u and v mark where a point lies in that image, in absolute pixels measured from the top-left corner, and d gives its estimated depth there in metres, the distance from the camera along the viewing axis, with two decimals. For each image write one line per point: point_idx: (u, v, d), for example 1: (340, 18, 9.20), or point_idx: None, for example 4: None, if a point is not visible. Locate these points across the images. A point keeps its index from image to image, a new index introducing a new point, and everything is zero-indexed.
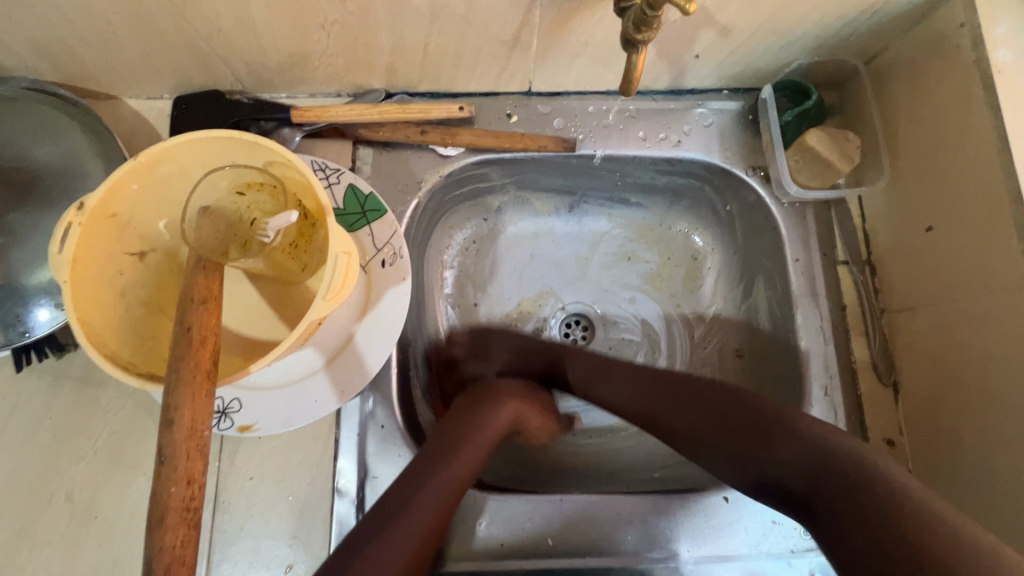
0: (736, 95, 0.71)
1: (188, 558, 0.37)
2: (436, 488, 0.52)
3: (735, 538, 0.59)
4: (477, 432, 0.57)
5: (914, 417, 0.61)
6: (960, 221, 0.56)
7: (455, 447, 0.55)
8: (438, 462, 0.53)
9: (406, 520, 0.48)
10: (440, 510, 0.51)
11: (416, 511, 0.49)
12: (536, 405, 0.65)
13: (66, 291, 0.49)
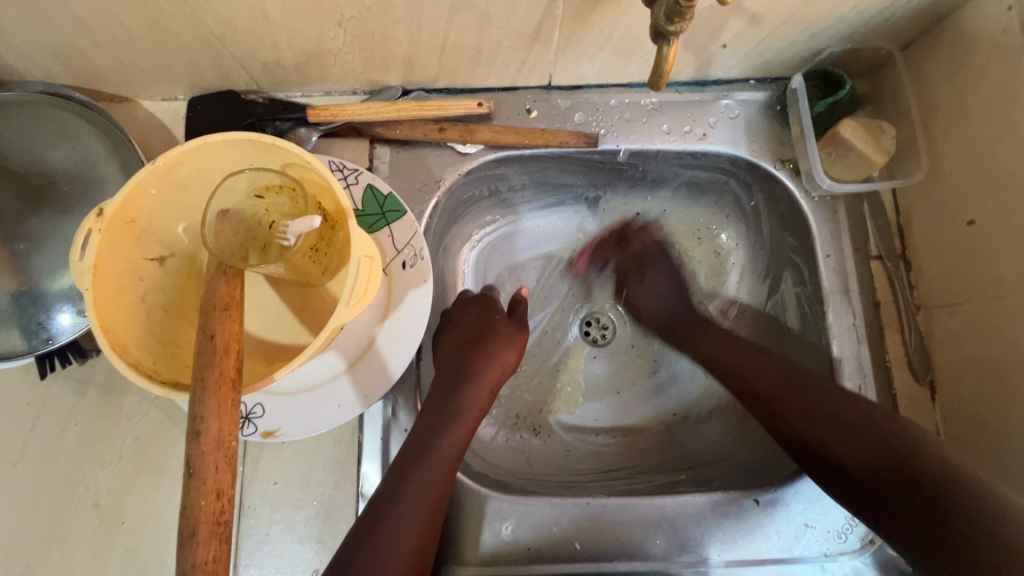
0: (763, 86, 0.69)
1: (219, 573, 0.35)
2: (421, 483, 0.51)
3: (766, 540, 0.58)
4: (446, 433, 0.55)
5: (952, 417, 0.59)
6: (1005, 215, 0.54)
7: (430, 443, 0.53)
8: (409, 478, 0.51)
9: (382, 549, 0.47)
10: (427, 505, 0.51)
11: (395, 537, 0.48)
12: (503, 362, 0.63)
13: (88, 298, 0.49)
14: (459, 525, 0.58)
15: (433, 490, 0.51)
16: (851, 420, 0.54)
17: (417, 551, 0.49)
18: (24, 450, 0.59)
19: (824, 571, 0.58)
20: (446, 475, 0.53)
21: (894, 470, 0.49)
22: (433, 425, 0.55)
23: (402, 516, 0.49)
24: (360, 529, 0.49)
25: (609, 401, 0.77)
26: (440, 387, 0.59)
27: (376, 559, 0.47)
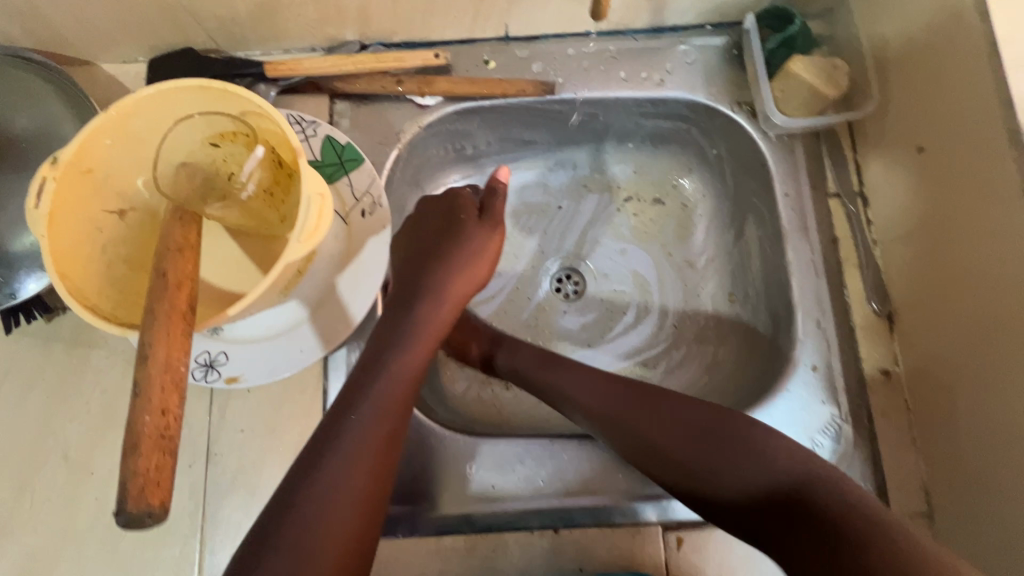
0: (720, 30, 0.69)
1: (163, 481, 0.35)
2: (388, 383, 0.51)
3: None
4: (414, 332, 0.56)
5: (910, 346, 0.60)
6: (949, 138, 0.54)
7: (395, 349, 0.54)
8: (380, 366, 0.52)
9: (350, 443, 0.46)
10: (395, 403, 0.50)
11: (369, 417, 0.48)
12: (472, 266, 0.63)
13: (44, 245, 0.49)
14: (426, 466, 0.59)
15: (403, 375, 0.52)
16: (750, 476, 0.48)
17: (392, 429, 0.49)
18: None
19: None
20: (417, 363, 0.54)
21: (825, 530, 0.44)
22: (402, 322, 0.57)
23: (375, 398, 0.50)
24: (334, 413, 0.49)
25: (578, 352, 0.76)
26: (407, 292, 0.60)
27: (345, 453, 0.46)
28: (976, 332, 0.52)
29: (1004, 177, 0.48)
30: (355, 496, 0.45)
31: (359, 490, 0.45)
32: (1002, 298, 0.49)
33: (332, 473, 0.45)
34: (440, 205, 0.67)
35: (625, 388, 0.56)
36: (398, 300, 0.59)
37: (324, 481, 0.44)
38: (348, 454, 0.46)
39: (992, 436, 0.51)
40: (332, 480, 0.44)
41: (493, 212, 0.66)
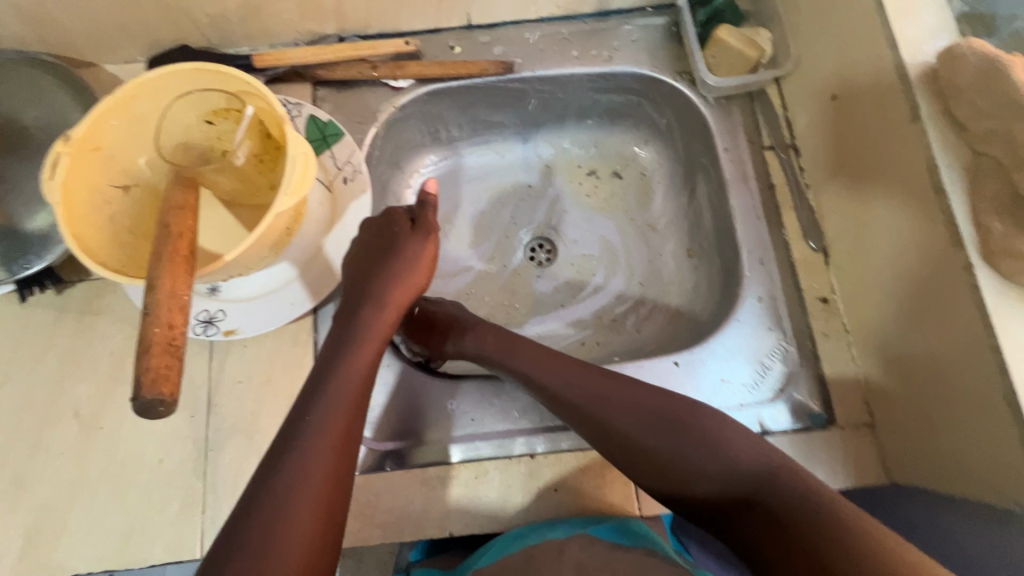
0: (660, 12, 0.77)
1: (171, 375, 0.42)
2: (325, 409, 0.49)
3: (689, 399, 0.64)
4: (354, 348, 0.55)
5: (843, 274, 0.66)
6: (854, 84, 0.61)
7: (332, 371, 0.52)
8: (316, 399, 0.50)
9: (292, 471, 0.45)
10: (336, 425, 0.49)
11: (303, 459, 0.46)
12: (408, 280, 0.61)
13: (60, 210, 0.55)
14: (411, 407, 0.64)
15: (338, 408, 0.50)
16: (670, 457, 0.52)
17: (333, 466, 0.47)
18: (11, 371, 0.65)
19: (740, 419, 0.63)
20: (356, 390, 0.52)
21: (761, 501, 0.48)
22: (337, 350, 0.55)
23: (310, 437, 0.47)
24: (268, 458, 0.46)
25: (552, 312, 0.82)
26: (348, 310, 0.59)
27: (288, 482, 0.44)
28: (891, 247, 0.58)
29: (897, 109, 0.55)
30: (299, 541, 0.43)
31: (304, 536, 0.43)
32: (904, 214, 0.56)
33: (270, 521, 0.42)
34: (372, 225, 0.64)
35: (550, 368, 0.59)
36: (335, 329, 0.57)
37: (263, 531, 0.42)
38: (287, 501, 0.44)
39: (913, 339, 0.56)
40: (271, 530, 0.42)
41: (425, 224, 0.63)
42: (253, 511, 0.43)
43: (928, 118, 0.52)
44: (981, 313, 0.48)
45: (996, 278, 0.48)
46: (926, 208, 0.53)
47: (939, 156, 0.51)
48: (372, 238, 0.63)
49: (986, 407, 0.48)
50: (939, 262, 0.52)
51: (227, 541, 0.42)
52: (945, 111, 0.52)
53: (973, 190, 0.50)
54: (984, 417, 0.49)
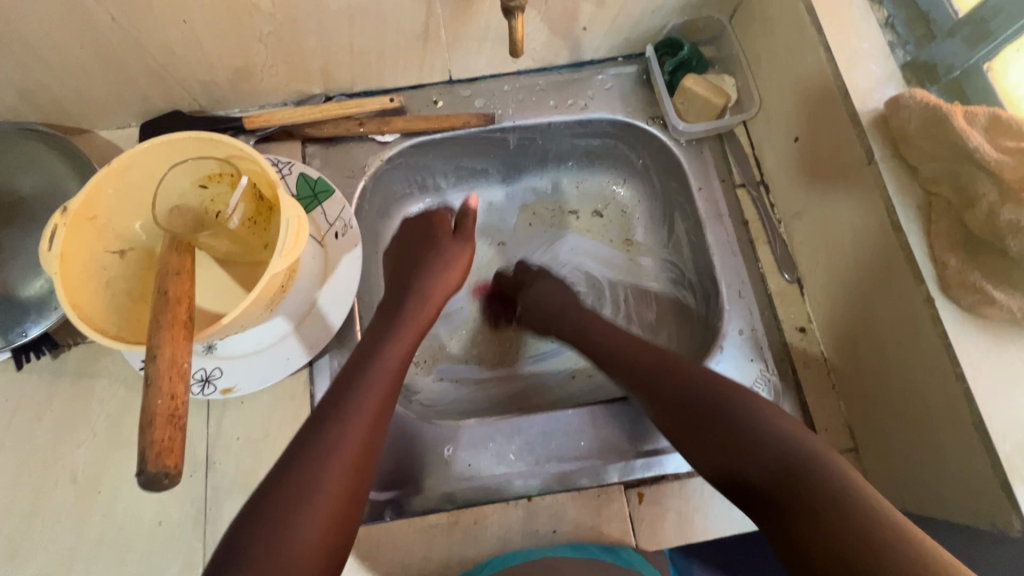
0: (630, 61, 0.82)
1: (175, 448, 0.44)
2: (375, 375, 0.56)
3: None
4: (396, 331, 0.62)
5: (818, 305, 0.69)
6: (815, 127, 0.65)
7: (379, 347, 0.59)
8: (359, 373, 0.56)
9: (342, 423, 0.51)
10: (381, 391, 0.55)
11: (346, 418, 0.51)
12: (449, 275, 0.70)
13: (58, 281, 0.56)
14: (407, 454, 0.65)
15: (381, 377, 0.56)
16: (761, 451, 0.50)
17: (370, 431, 0.51)
18: (7, 440, 0.65)
19: None
20: (399, 368, 0.59)
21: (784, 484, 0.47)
22: (384, 332, 0.62)
23: (354, 400, 0.53)
24: (314, 417, 0.52)
25: (544, 349, 0.84)
26: (395, 299, 0.67)
27: (337, 428, 0.50)
28: (859, 279, 0.61)
29: (855, 152, 0.59)
30: (338, 480, 0.47)
31: (336, 491, 0.47)
32: (869, 249, 0.59)
33: (309, 471, 0.47)
34: (424, 230, 0.75)
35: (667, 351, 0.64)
36: (380, 321, 0.64)
37: (301, 477, 0.47)
38: (327, 456, 0.48)
39: (884, 367, 0.59)
40: (308, 481, 0.47)
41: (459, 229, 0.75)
42: (294, 459, 0.48)
43: (882, 160, 0.56)
44: (945, 343, 0.51)
45: (956, 310, 0.51)
46: (888, 244, 0.56)
47: (895, 195, 0.55)
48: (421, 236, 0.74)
49: (959, 432, 0.51)
50: (905, 295, 0.55)
51: (269, 484, 0.47)
52: (897, 154, 0.56)
53: (928, 227, 0.54)
54: (955, 442, 0.51)
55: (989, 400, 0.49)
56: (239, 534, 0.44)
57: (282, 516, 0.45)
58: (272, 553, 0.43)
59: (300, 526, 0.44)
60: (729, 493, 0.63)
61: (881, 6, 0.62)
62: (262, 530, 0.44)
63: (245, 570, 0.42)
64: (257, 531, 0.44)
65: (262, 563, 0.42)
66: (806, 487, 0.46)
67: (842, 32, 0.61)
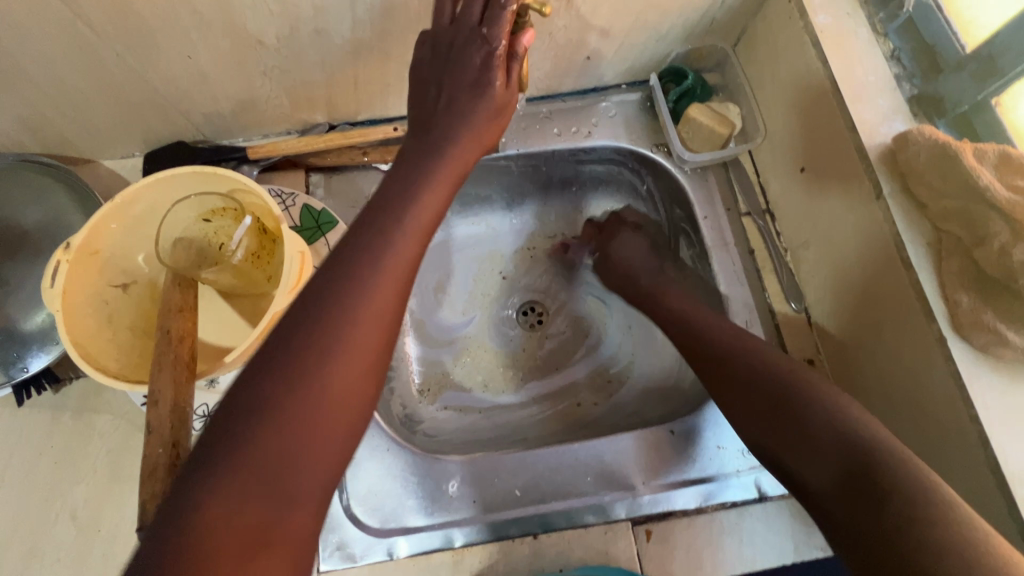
0: (634, 88, 0.82)
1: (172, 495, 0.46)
2: (390, 256, 0.45)
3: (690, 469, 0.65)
4: (411, 205, 0.49)
5: (825, 336, 0.68)
6: (822, 157, 0.64)
7: (391, 225, 0.47)
8: (374, 230, 0.47)
9: (352, 312, 0.42)
10: (398, 272, 0.45)
11: (360, 289, 0.43)
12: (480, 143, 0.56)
13: (59, 318, 0.56)
14: (411, 489, 0.64)
15: (400, 244, 0.46)
16: (835, 457, 0.49)
17: (385, 305, 0.44)
18: (7, 476, 0.64)
19: (738, 487, 0.64)
20: (424, 242, 0.49)
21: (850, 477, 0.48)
22: (404, 194, 0.50)
23: (369, 265, 0.44)
24: (323, 274, 0.44)
25: (548, 377, 0.83)
26: (415, 161, 0.54)
27: (351, 319, 0.42)
28: (868, 314, 0.60)
29: (862, 185, 0.59)
30: (344, 377, 0.41)
31: (346, 376, 0.41)
32: (878, 285, 0.58)
33: (313, 346, 0.41)
34: (449, 68, 0.57)
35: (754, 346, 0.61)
36: (400, 167, 0.54)
37: (305, 351, 0.40)
38: (335, 334, 0.41)
39: (895, 404, 0.58)
40: (313, 357, 0.40)
41: (486, 80, 0.56)
42: (298, 329, 0.41)
43: (891, 196, 0.56)
44: (958, 384, 0.50)
45: (968, 350, 0.50)
46: (897, 280, 0.55)
47: (904, 231, 0.54)
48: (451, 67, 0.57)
49: (973, 475, 0.50)
50: (914, 333, 0.54)
51: (265, 353, 0.41)
52: (905, 189, 0.56)
53: (938, 264, 0.53)
54: (970, 486, 0.50)
55: (1004, 443, 0.48)
56: (229, 410, 0.38)
57: (283, 394, 0.39)
58: (267, 435, 0.37)
59: (301, 407, 0.39)
60: (737, 530, 0.62)
61: (887, 38, 0.62)
62: (258, 405, 0.38)
63: (228, 461, 0.36)
64: (248, 405, 0.38)
65: (254, 445, 0.37)
66: (878, 488, 0.46)
67: (848, 65, 0.61)
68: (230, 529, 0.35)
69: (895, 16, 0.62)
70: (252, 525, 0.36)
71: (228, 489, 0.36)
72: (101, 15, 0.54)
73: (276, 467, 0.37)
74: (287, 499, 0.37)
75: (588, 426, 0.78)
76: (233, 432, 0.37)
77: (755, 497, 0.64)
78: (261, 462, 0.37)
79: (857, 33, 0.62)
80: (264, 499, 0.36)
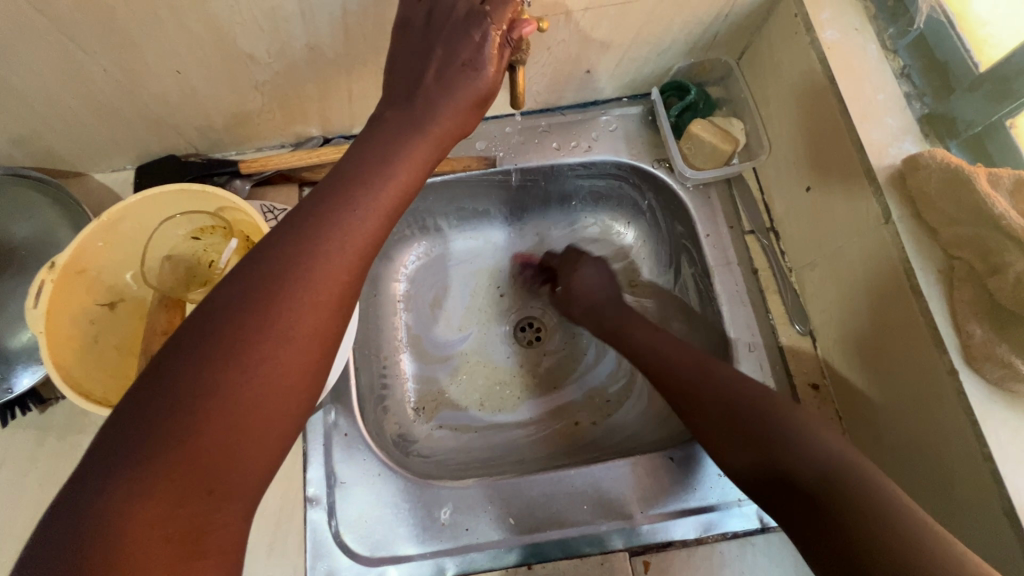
0: (635, 101, 0.80)
1: None
2: (345, 237, 0.42)
3: (691, 497, 0.63)
4: (375, 184, 0.45)
5: (831, 361, 0.66)
6: (827, 177, 0.62)
7: (351, 203, 0.43)
8: (330, 207, 0.43)
9: (298, 294, 0.39)
10: (353, 256, 0.42)
11: (308, 271, 0.39)
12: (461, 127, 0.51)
13: (42, 341, 0.54)
14: (403, 516, 0.62)
15: (357, 226, 0.43)
16: (797, 462, 0.50)
17: (336, 291, 0.40)
18: None
19: (740, 517, 0.62)
20: (385, 226, 0.45)
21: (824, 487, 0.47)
22: (366, 168, 0.46)
23: (321, 248, 0.41)
24: (266, 251, 0.40)
25: (546, 395, 0.82)
26: (386, 133, 0.49)
27: (298, 301, 0.39)
28: (877, 343, 0.58)
29: (870, 208, 0.57)
30: (283, 363, 0.37)
31: (288, 366, 0.38)
32: (886, 311, 0.56)
33: (253, 329, 0.37)
34: (435, 38, 0.51)
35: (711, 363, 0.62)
36: (364, 138, 0.49)
37: (240, 339, 0.36)
38: (277, 317, 0.38)
39: (902, 436, 0.56)
40: (251, 342, 0.37)
41: (476, 60, 0.50)
42: (233, 310, 0.37)
43: (900, 221, 0.54)
44: (970, 419, 0.48)
45: (981, 384, 0.48)
46: (907, 309, 0.53)
47: (914, 258, 0.52)
48: (440, 41, 0.51)
49: (985, 514, 0.47)
50: (924, 364, 0.52)
51: (194, 332, 0.37)
52: (915, 213, 0.54)
53: (951, 292, 0.51)
54: (982, 526, 0.48)
55: (1019, 483, 0.45)
56: (150, 395, 0.34)
57: (213, 383, 0.35)
58: (193, 426, 0.34)
59: (233, 399, 0.35)
60: (739, 563, 0.60)
61: (896, 55, 0.60)
62: (184, 391, 0.34)
63: (142, 442, 0.33)
64: (172, 391, 0.34)
65: (179, 437, 0.34)
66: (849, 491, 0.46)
67: (856, 83, 0.59)
68: (148, 529, 0.32)
69: (904, 32, 0.60)
70: (175, 521, 0.33)
71: (145, 481, 0.32)
72: (88, 32, 0.53)
73: (204, 460, 0.34)
74: (216, 492, 0.35)
75: (587, 447, 0.76)
76: (155, 420, 0.34)
77: (757, 528, 0.62)
78: (186, 454, 0.33)
79: (866, 49, 0.60)
80: (189, 493, 0.34)
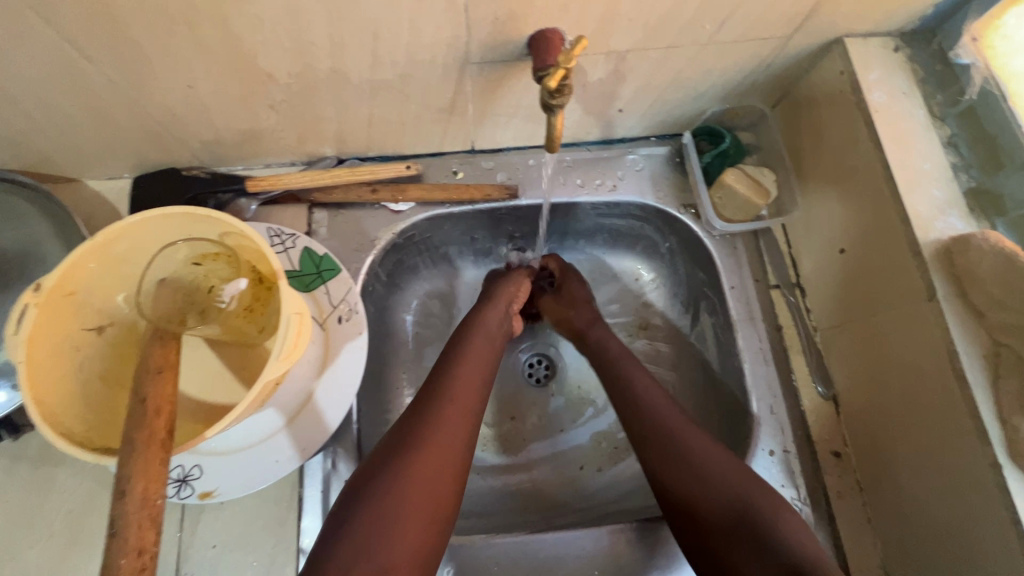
0: (663, 141, 0.77)
1: (148, 565, 0.41)
2: (467, 369, 0.60)
3: (684, 566, 0.60)
4: (476, 336, 0.64)
5: (854, 430, 0.63)
6: (864, 243, 0.61)
7: (465, 350, 0.62)
8: (466, 346, 0.63)
9: (435, 411, 0.55)
10: (472, 383, 0.59)
11: (462, 383, 0.59)
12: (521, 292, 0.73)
13: (21, 374, 0.49)
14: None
15: (488, 370, 0.62)
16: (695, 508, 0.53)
17: (471, 405, 0.57)
18: None
19: None
20: (488, 359, 0.63)
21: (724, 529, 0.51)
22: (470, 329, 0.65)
23: (465, 373, 0.60)
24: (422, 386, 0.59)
25: (552, 438, 0.78)
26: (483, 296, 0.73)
27: (436, 419, 0.54)
28: (913, 423, 0.55)
29: (911, 282, 0.55)
30: (428, 469, 0.51)
31: (444, 459, 0.52)
32: (922, 395, 0.54)
33: (410, 443, 0.52)
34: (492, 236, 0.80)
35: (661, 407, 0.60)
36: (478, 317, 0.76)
37: (401, 449, 0.52)
38: (438, 417, 0.55)
39: (932, 522, 0.54)
40: (416, 451, 0.52)
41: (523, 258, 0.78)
42: (401, 428, 0.54)
43: (945, 299, 0.52)
44: (1012, 519, 0.46)
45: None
46: (945, 393, 0.51)
47: (959, 341, 0.51)
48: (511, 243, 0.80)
49: None
50: (961, 453, 0.50)
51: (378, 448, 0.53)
52: (961, 294, 0.52)
53: (996, 381, 0.49)
54: None
55: None
56: (349, 501, 0.49)
57: (382, 484, 0.49)
58: (380, 516, 0.47)
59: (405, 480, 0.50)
60: None
61: (944, 123, 0.59)
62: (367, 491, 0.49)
63: (339, 543, 0.46)
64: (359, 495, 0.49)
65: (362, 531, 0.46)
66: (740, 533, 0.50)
67: (899, 151, 0.57)
68: None
69: (954, 101, 0.59)
70: None
71: (353, 550, 0.46)
72: (94, 40, 0.49)
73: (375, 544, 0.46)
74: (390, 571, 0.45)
75: (593, 500, 0.73)
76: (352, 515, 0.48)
77: None
78: (384, 512, 0.48)
79: (912, 114, 0.59)
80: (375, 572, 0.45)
